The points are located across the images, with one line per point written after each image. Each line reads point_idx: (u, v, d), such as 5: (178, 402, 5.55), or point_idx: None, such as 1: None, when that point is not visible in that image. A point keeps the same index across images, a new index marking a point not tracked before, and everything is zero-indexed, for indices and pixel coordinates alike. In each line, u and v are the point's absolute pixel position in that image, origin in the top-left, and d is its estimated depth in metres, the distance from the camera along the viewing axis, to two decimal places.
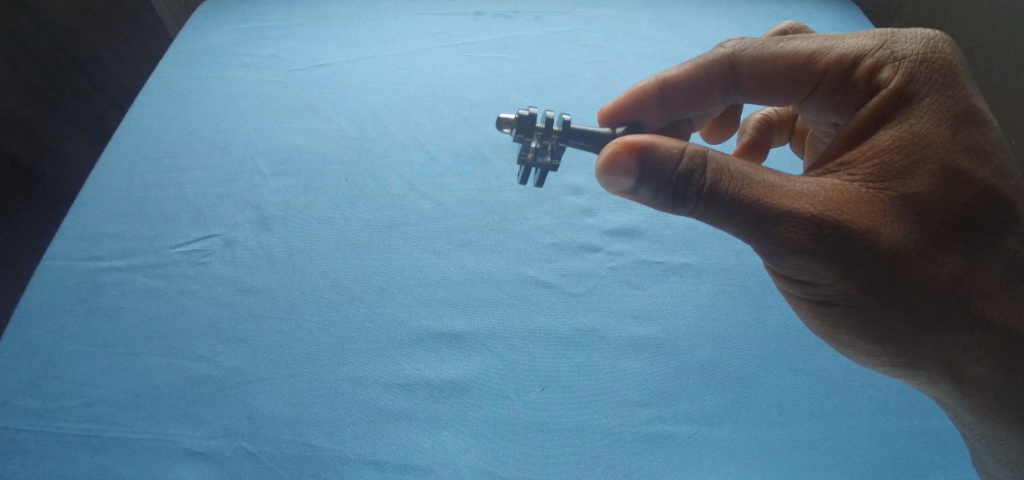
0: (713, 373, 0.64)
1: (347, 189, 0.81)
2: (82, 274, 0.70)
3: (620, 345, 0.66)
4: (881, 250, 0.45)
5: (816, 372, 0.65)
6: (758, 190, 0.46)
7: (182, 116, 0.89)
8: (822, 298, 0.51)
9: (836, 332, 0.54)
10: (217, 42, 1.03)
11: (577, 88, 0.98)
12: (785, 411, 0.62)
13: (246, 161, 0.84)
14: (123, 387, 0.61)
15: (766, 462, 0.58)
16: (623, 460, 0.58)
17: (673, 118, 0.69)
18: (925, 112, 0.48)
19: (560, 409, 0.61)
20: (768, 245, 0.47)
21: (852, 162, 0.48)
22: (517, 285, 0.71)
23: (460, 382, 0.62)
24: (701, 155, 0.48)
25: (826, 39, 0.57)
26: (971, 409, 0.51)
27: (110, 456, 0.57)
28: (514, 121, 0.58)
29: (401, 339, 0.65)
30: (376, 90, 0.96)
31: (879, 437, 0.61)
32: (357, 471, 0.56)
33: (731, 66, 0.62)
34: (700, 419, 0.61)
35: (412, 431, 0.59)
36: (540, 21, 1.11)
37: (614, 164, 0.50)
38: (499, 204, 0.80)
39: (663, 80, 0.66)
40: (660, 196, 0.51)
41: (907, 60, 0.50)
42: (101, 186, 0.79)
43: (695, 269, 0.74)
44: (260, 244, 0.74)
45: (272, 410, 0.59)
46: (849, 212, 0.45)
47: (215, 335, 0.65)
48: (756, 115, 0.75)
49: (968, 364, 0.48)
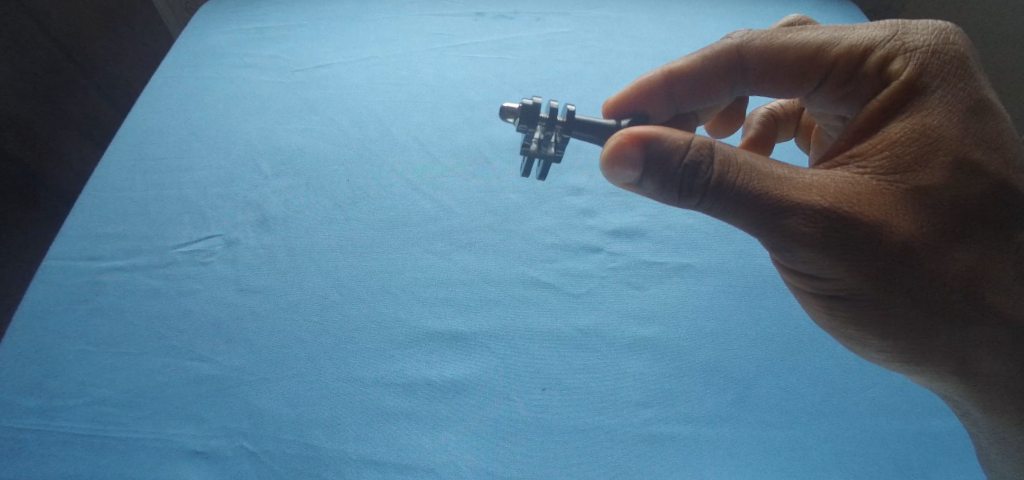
0: (717, 373, 0.63)
1: (347, 189, 0.80)
2: (83, 273, 0.69)
3: (621, 344, 0.65)
4: (893, 244, 0.44)
5: (823, 371, 0.64)
6: (765, 183, 0.46)
7: (185, 115, 0.89)
8: (831, 293, 0.50)
9: (845, 328, 0.52)
10: (219, 42, 1.03)
11: (577, 89, 0.97)
12: (791, 411, 0.61)
13: (248, 161, 0.83)
14: (123, 387, 0.61)
15: (774, 461, 0.57)
16: (626, 460, 0.57)
17: (680, 111, 0.68)
18: (936, 104, 0.47)
19: (561, 409, 0.60)
20: (777, 238, 0.47)
21: (862, 154, 0.48)
22: (518, 286, 0.70)
23: (461, 381, 0.61)
24: (708, 147, 0.47)
25: (837, 30, 0.56)
26: (983, 406, 0.50)
27: (110, 456, 0.56)
28: (517, 111, 0.57)
29: (402, 340, 0.64)
30: (377, 91, 0.95)
31: (887, 437, 0.60)
32: (358, 471, 0.55)
33: (738, 57, 0.61)
34: (704, 420, 0.60)
35: (413, 432, 0.58)
36: (541, 21, 1.11)
37: (618, 156, 0.49)
38: (500, 205, 0.79)
39: (670, 72, 0.65)
40: (666, 189, 0.50)
41: (919, 51, 0.50)
42: (102, 186, 0.78)
43: (698, 269, 0.73)
44: (260, 243, 0.73)
45: (272, 410, 0.59)
46: (861, 204, 0.44)
47: (216, 336, 0.65)
48: (761, 110, 0.74)
49: (981, 360, 0.47)
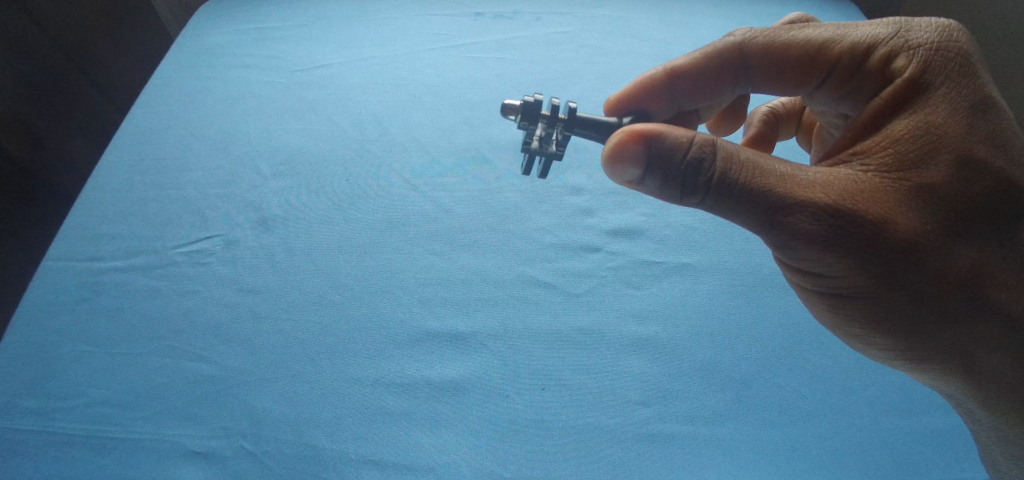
0: (717, 373, 0.63)
1: (347, 189, 0.80)
2: (82, 274, 0.69)
3: (621, 344, 0.65)
4: (896, 241, 0.44)
5: (824, 371, 0.64)
6: (768, 180, 0.45)
7: (184, 115, 0.89)
8: (833, 291, 0.50)
9: (848, 327, 0.52)
10: (218, 43, 1.03)
11: (577, 89, 0.97)
12: (793, 411, 0.60)
13: (247, 161, 0.83)
14: (122, 387, 0.60)
15: (774, 461, 0.57)
16: (627, 460, 0.57)
17: (682, 109, 0.68)
18: (940, 101, 0.47)
19: (561, 409, 0.60)
20: (780, 237, 0.46)
21: (865, 151, 0.47)
22: (518, 286, 0.70)
23: (460, 382, 0.61)
24: (710, 145, 0.47)
25: (839, 27, 0.56)
26: (985, 405, 0.50)
27: (110, 457, 0.56)
28: (519, 108, 0.56)
29: (402, 339, 0.64)
30: (376, 91, 0.95)
31: (889, 437, 0.60)
32: (358, 471, 0.55)
33: (741, 54, 0.61)
34: (705, 420, 0.59)
35: (412, 431, 0.58)
36: (540, 21, 1.10)
37: (618, 153, 0.48)
38: (499, 205, 0.79)
39: (670, 71, 0.64)
40: (668, 187, 0.50)
41: (922, 48, 0.49)
42: (101, 186, 0.78)
43: (698, 269, 0.73)
44: (259, 243, 0.73)
45: (272, 410, 0.58)
46: (865, 201, 0.44)
47: (215, 336, 0.64)
48: (763, 109, 0.74)
49: (986, 359, 0.46)
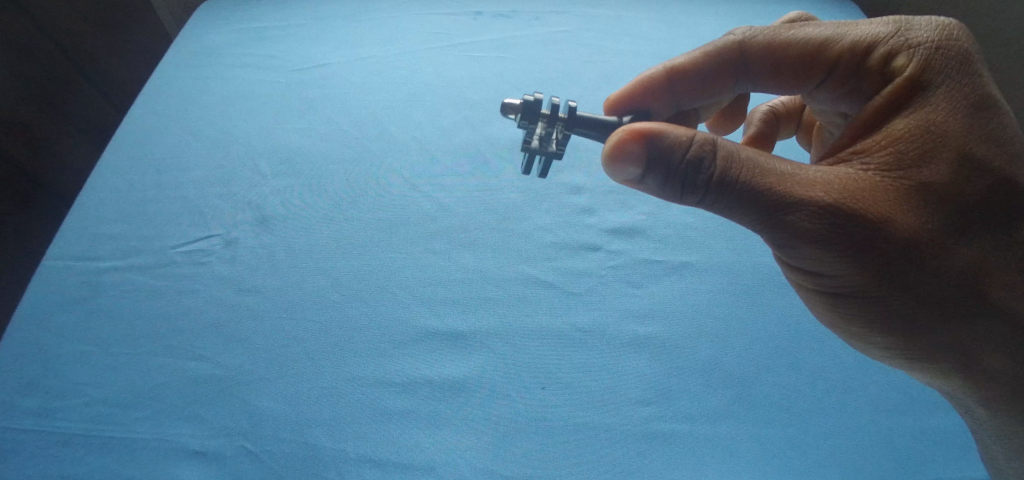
0: (717, 372, 0.63)
1: (347, 188, 0.80)
2: (82, 274, 0.69)
3: (622, 344, 0.65)
4: (896, 240, 0.44)
5: (824, 370, 0.64)
6: (768, 179, 0.45)
7: (183, 114, 0.89)
8: (834, 290, 0.50)
9: (849, 325, 0.52)
10: (217, 42, 1.03)
11: (577, 88, 0.97)
12: (794, 410, 0.60)
13: (247, 160, 0.83)
14: (122, 387, 0.60)
15: (774, 460, 0.57)
16: (627, 459, 0.57)
17: (682, 108, 0.68)
18: (941, 100, 0.47)
19: (561, 408, 0.60)
20: (780, 235, 0.46)
21: (866, 150, 0.47)
22: (518, 285, 0.70)
23: (461, 381, 0.61)
24: (710, 143, 0.47)
25: (838, 26, 0.56)
26: (984, 403, 0.50)
27: (110, 456, 0.56)
28: (519, 107, 0.56)
29: (402, 339, 0.64)
30: (376, 90, 0.95)
31: (889, 436, 0.60)
32: (358, 470, 0.55)
33: (741, 53, 0.61)
34: (705, 419, 0.59)
35: (412, 431, 0.57)
36: (540, 20, 1.10)
37: (618, 152, 0.48)
38: (499, 204, 0.79)
39: (670, 69, 0.64)
40: (668, 186, 0.50)
41: (922, 47, 0.49)
42: (100, 186, 0.78)
43: (699, 268, 0.73)
44: (259, 243, 0.73)
45: (272, 410, 0.58)
46: (865, 200, 0.44)
47: (215, 335, 0.64)
48: (763, 108, 0.74)
49: (986, 357, 0.46)
